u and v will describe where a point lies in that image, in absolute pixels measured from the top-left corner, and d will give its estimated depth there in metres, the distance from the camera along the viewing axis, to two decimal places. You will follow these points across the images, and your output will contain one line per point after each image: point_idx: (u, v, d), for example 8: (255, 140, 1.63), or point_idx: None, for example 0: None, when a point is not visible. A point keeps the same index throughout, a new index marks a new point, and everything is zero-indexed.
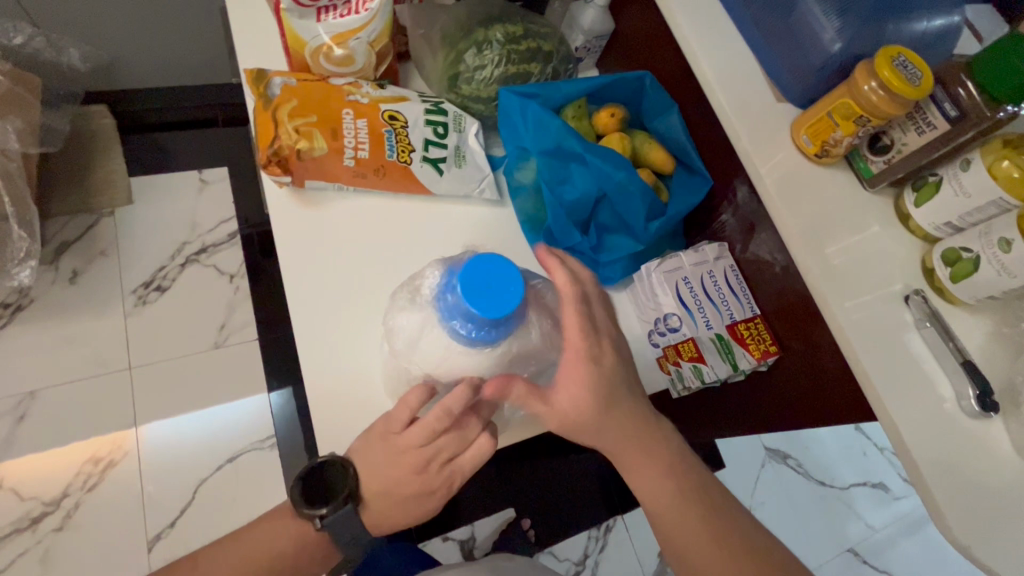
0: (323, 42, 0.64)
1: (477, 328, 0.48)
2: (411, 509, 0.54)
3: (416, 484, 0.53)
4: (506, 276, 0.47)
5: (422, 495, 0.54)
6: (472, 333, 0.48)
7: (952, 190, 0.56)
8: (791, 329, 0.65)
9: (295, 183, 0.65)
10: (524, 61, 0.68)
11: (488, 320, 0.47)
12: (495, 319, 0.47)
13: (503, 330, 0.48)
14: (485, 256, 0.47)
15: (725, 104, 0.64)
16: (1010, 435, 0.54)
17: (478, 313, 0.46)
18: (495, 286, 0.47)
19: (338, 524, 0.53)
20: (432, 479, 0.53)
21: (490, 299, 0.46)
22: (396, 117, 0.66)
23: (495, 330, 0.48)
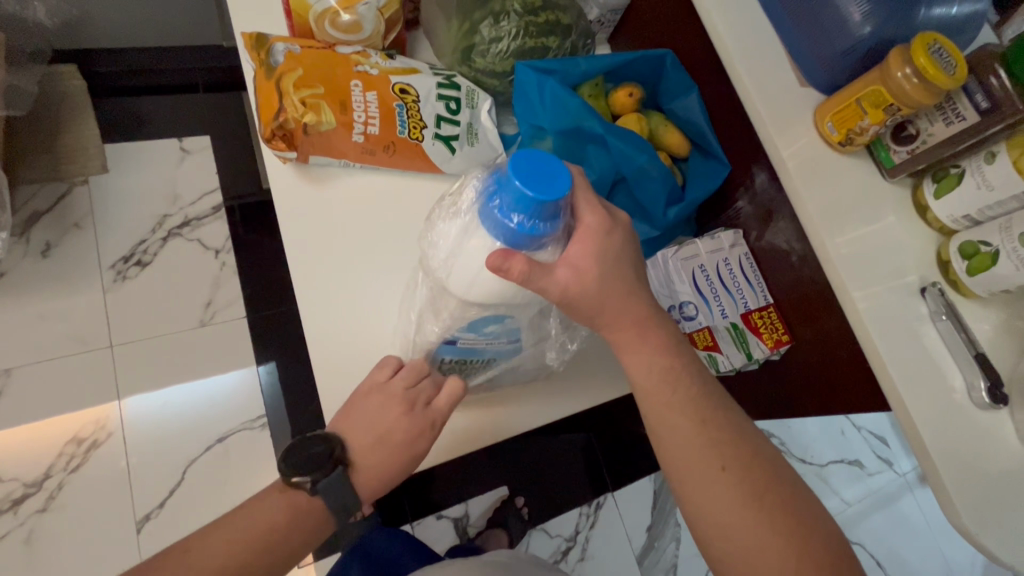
0: (330, 6, 0.60)
1: (528, 219, 0.42)
2: (400, 459, 0.54)
3: (402, 432, 0.54)
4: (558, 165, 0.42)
5: (411, 440, 0.54)
6: (520, 225, 0.42)
7: (975, 183, 0.56)
8: (805, 318, 0.65)
9: (300, 159, 0.61)
10: (542, 35, 0.65)
11: (539, 206, 0.41)
12: (547, 206, 0.41)
13: (554, 226, 0.43)
14: (534, 148, 0.42)
15: (749, 86, 0.62)
16: (1016, 426, 0.55)
17: (529, 194, 0.40)
18: (547, 173, 0.41)
19: (332, 491, 0.51)
20: (416, 423, 0.54)
21: (543, 181, 0.41)
22: (407, 91, 0.62)
23: (546, 223, 0.42)
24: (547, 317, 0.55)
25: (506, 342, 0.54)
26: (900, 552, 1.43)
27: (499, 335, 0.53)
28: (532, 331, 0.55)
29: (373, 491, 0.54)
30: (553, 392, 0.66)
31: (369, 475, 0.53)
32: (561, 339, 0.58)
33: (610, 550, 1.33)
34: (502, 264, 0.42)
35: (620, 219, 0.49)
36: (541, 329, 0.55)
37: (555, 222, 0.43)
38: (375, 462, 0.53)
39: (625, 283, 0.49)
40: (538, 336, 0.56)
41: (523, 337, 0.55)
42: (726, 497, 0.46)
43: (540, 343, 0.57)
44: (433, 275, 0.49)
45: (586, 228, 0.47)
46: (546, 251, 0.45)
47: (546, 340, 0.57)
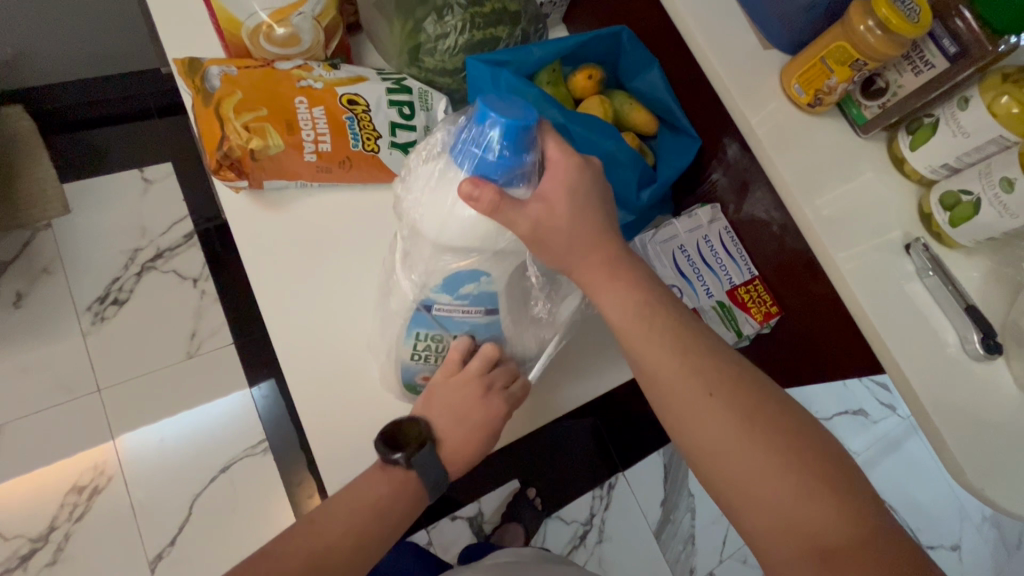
0: (261, 20, 0.57)
1: (500, 147, 0.42)
2: (481, 441, 0.53)
3: (479, 422, 0.52)
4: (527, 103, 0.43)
5: (491, 424, 0.53)
6: (493, 152, 0.42)
7: (951, 131, 0.55)
8: (793, 288, 0.63)
9: (253, 187, 0.58)
10: (490, 25, 0.61)
11: (513, 134, 0.41)
12: (521, 133, 0.42)
13: (527, 158, 0.43)
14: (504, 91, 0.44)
15: (709, 55, 0.60)
16: (1013, 373, 0.54)
17: (502, 118, 0.41)
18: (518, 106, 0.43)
19: (425, 471, 0.51)
20: (492, 406, 0.53)
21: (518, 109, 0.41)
22: (356, 101, 0.59)
23: (519, 151, 0.42)
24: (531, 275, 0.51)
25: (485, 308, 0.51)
26: (911, 494, 1.45)
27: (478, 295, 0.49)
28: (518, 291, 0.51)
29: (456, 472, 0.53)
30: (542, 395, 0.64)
31: (455, 459, 0.52)
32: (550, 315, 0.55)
33: (627, 528, 1.34)
34: (473, 191, 0.41)
35: (593, 163, 0.47)
36: (522, 291, 0.52)
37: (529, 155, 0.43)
38: (458, 445, 0.52)
39: (606, 278, 0.47)
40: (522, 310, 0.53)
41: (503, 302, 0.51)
42: (723, 429, 0.44)
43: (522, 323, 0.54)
44: (405, 218, 0.48)
45: (552, 234, 0.45)
46: (519, 189, 0.45)
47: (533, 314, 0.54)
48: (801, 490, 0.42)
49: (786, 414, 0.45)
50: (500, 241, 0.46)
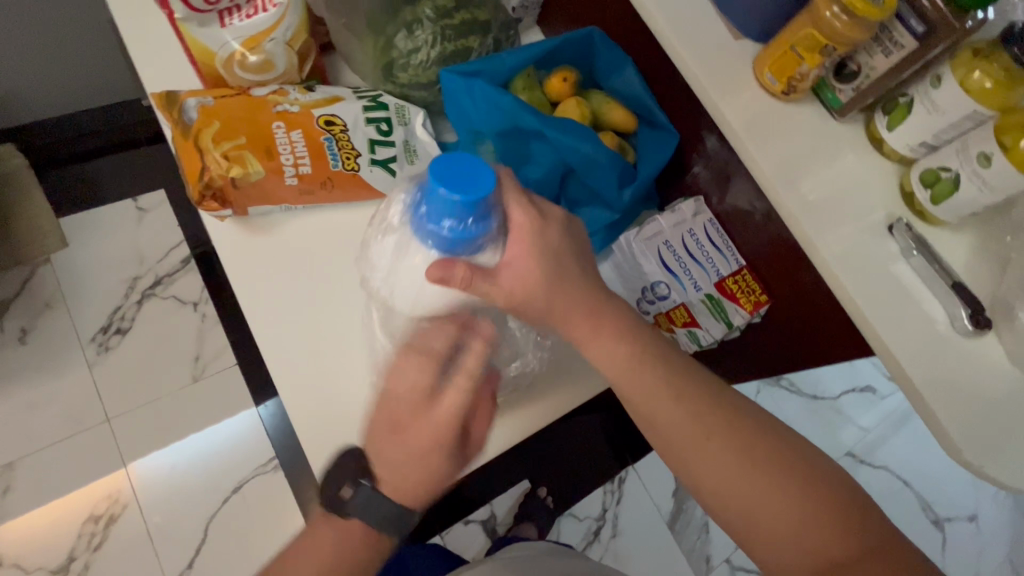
0: (234, 49, 0.57)
1: (459, 221, 0.42)
2: (420, 467, 0.47)
3: (412, 447, 0.47)
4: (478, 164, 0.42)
5: (428, 453, 0.47)
6: (451, 228, 0.42)
7: (925, 110, 0.55)
8: (781, 275, 0.63)
9: (238, 214, 0.59)
10: (461, 36, 0.62)
11: (466, 209, 0.41)
12: (475, 208, 0.41)
13: (487, 226, 0.43)
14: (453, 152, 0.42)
15: (680, 51, 0.60)
16: (1004, 347, 0.54)
17: (456, 198, 0.40)
18: (468, 172, 0.41)
19: (367, 509, 0.48)
20: (418, 428, 0.47)
21: (467, 183, 0.41)
22: (333, 122, 0.60)
23: (478, 220, 0.42)
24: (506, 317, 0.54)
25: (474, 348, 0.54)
26: (923, 467, 1.46)
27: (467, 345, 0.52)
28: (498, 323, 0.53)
29: (411, 498, 0.48)
30: (533, 399, 0.62)
31: (404, 487, 0.48)
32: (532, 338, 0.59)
33: (641, 520, 1.34)
34: (444, 274, 0.44)
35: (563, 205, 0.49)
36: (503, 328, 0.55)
37: (488, 222, 0.43)
38: (397, 476, 0.47)
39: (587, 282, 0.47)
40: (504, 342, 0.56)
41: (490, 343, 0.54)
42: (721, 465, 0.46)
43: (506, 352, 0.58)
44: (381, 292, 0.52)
45: (527, 247, 0.45)
46: (486, 254, 0.46)
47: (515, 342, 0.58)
48: (797, 522, 0.44)
49: (779, 444, 0.46)
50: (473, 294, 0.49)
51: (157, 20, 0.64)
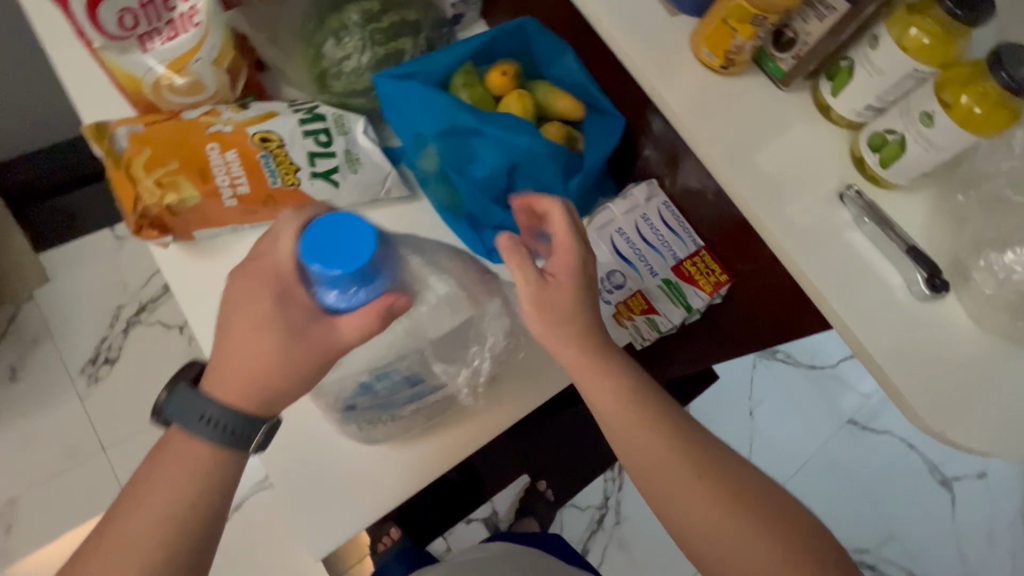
0: (159, 73, 0.56)
1: (343, 289, 0.43)
2: (250, 349, 0.44)
3: (242, 330, 0.44)
4: (355, 233, 0.42)
5: (257, 334, 0.44)
6: (342, 295, 0.44)
7: (866, 72, 0.53)
8: (738, 253, 0.62)
9: (181, 238, 0.59)
10: (391, 40, 0.61)
11: (346, 279, 0.42)
12: (354, 275, 0.42)
13: (378, 282, 0.44)
14: (329, 220, 0.41)
15: (614, 34, 0.58)
16: (965, 309, 0.53)
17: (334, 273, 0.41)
18: (346, 243, 0.41)
19: (194, 409, 0.44)
20: (249, 308, 0.44)
21: (335, 257, 0.41)
22: (269, 138, 0.59)
23: (362, 288, 0.43)
24: (419, 271, 0.52)
25: (406, 352, 0.53)
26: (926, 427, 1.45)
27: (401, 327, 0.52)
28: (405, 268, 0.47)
29: (243, 387, 0.44)
30: (493, 406, 0.62)
31: (234, 376, 0.44)
32: (466, 312, 0.55)
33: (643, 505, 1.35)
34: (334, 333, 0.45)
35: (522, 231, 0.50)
36: (427, 299, 0.52)
37: (377, 277, 0.44)
38: (227, 366, 0.44)
39: None
40: (443, 326, 0.53)
41: (421, 323, 0.52)
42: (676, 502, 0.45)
43: (447, 352, 0.55)
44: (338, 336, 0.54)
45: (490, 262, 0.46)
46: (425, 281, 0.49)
47: (457, 333, 0.55)
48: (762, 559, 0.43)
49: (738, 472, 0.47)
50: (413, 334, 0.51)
51: (80, 51, 0.63)
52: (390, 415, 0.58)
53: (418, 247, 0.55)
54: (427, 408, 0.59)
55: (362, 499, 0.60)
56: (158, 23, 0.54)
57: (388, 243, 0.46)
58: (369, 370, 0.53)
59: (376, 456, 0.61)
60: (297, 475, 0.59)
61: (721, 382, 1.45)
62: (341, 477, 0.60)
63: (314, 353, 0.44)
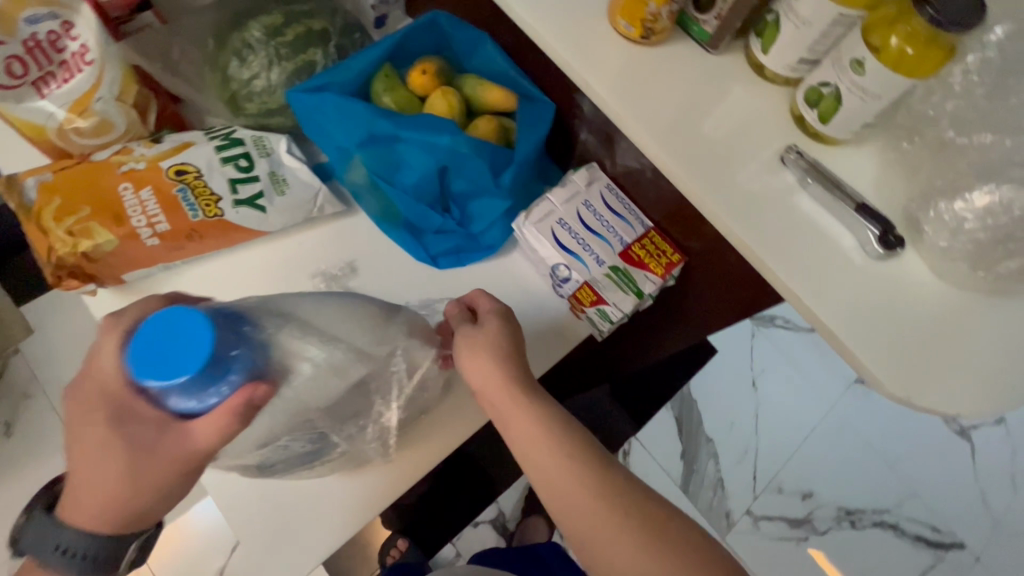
0: (61, 118, 0.54)
1: (193, 393, 0.38)
2: (96, 472, 0.42)
3: (87, 450, 0.42)
4: (191, 331, 0.36)
5: (99, 457, 0.41)
6: (191, 400, 0.38)
7: (793, 24, 0.49)
8: (687, 230, 0.59)
9: (109, 283, 0.58)
10: (299, 52, 0.59)
11: (190, 381, 0.36)
12: (200, 373, 0.37)
13: (233, 374, 0.38)
14: (163, 316, 0.36)
15: (526, 16, 0.55)
16: (925, 262, 0.50)
17: (181, 378, 0.36)
18: (180, 346, 0.36)
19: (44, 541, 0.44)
20: (89, 431, 0.41)
21: (167, 362, 0.36)
22: (185, 170, 0.57)
23: (213, 388, 0.38)
24: (283, 342, 0.45)
25: (296, 421, 0.47)
26: None
27: (276, 403, 0.45)
28: (258, 357, 0.41)
29: (98, 509, 0.43)
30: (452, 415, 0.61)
31: (88, 499, 0.43)
32: (359, 374, 0.50)
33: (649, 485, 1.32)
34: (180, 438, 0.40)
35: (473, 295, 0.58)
36: (301, 372, 0.45)
37: (231, 368, 0.38)
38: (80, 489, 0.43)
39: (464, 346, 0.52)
40: (331, 395, 0.48)
41: (302, 393, 0.46)
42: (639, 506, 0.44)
43: (347, 412, 0.51)
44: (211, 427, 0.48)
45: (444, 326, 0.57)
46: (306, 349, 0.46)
47: (351, 394, 0.50)
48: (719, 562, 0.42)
49: None
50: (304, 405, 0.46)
51: None
52: (321, 460, 0.55)
53: (287, 311, 0.48)
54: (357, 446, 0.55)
55: (330, 525, 0.59)
56: (50, 65, 0.52)
57: (236, 328, 0.41)
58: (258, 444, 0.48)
59: (338, 479, 0.59)
60: (263, 506, 0.59)
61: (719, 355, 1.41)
62: (305, 506, 0.59)
63: (164, 468, 0.41)
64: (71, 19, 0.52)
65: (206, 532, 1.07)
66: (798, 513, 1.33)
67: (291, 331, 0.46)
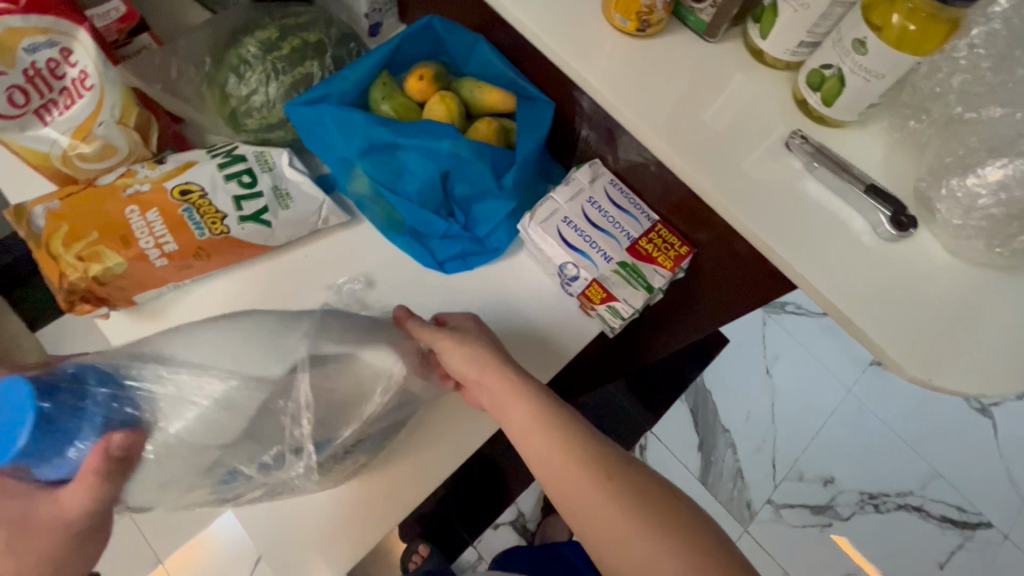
0: (64, 144, 0.55)
1: (55, 450, 0.41)
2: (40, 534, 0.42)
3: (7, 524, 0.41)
4: (11, 401, 0.40)
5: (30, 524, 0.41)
6: (52, 464, 0.41)
7: (791, 7, 0.48)
8: (693, 222, 0.59)
9: (120, 305, 0.58)
10: (296, 65, 0.59)
11: (34, 442, 0.39)
12: (44, 432, 0.40)
13: (88, 427, 0.42)
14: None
15: (520, 15, 0.55)
16: (939, 241, 0.49)
17: (20, 443, 0.39)
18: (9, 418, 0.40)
19: None
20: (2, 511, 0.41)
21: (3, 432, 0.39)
22: (189, 189, 0.57)
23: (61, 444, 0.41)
24: (149, 390, 0.44)
25: (204, 463, 0.45)
26: None
27: (164, 450, 0.44)
28: (115, 411, 0.43)
29: None
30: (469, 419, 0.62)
31: None
32: (254, 403, 0.45)
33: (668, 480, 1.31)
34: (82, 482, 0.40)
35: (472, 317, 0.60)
36: (184, 412, 0.43)
37: (83, 423, 0.42)
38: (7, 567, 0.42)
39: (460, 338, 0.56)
40: (232, 426, 0.44)
41: (191, 435, 0.44)
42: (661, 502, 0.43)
43: (267, 435, 0.47)
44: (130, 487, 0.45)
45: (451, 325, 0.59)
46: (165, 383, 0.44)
47: (253, 427, 0.46)
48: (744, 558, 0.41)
49: None
50: (199, 437, 0.44)
51: None
52: (330, 475, 0.54)
53: (165, 351, 0.46)
54: (368, 443, 0.55)
55: (349, 538, 0.58)
56: (51, 93, 0.52)
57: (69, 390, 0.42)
58: (184, 488, 0.46)
59: (356, 489, 0.59)
60: (283, 522, 0.58)
61: (731, 344, 1.40)
62: (324, 520, 0.59)
63: None
64: (68, 44, 0.51)
65: (232, 544, 1.09)
66: (820, 499, 1.32)
67: (158, 375, 0.44)
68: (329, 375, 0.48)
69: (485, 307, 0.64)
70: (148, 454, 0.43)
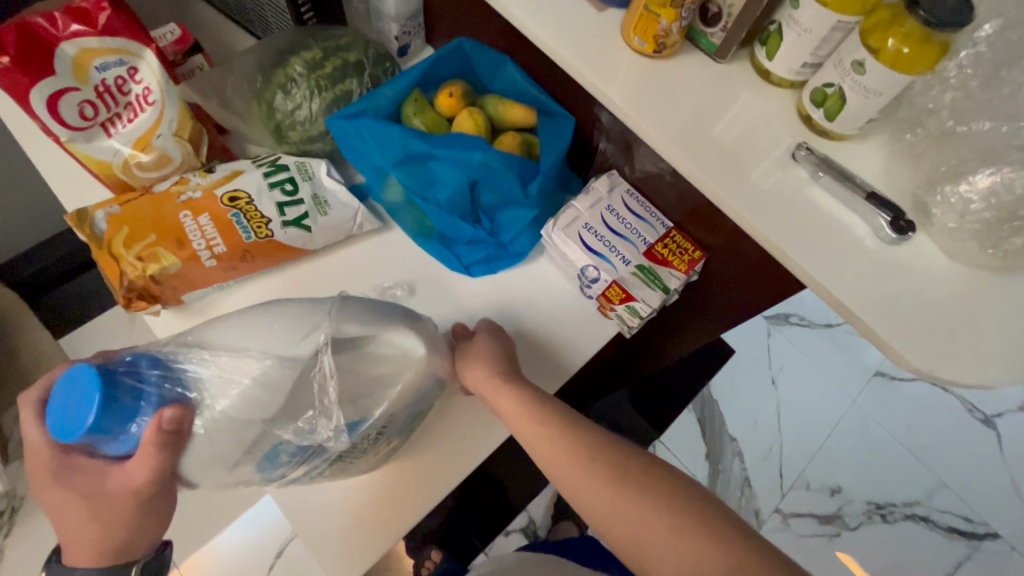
0: (126, 154, 0.60)
1: (122, 424, 0.44)
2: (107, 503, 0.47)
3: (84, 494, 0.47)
4: (78, 381, 0.43)
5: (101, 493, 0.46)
6: (119, 439, 0.45)
7: (795, 32, 0.53)
8: (706, 228, 0.63)
9: (171, 304, 0.62)
10: (337, 83, 0.64)
11: (103, 421, 0.43)
12: (111, 411, 0.43)
13: (147, 405, 0.45)
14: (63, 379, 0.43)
15: (547, 38, 0.59)
16: (937, 244, 0.53)
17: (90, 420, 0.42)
18: (77, 397, 0.43)
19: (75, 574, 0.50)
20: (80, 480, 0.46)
21: (74, 411, 0.42)
22: (237, 196, 0.61)
23: (126, 419, 0.44)
24: (194, 370, 0.46)
25: (250, 438, 0.47)
26: None
27: (211, 425, 0.46)
28: (167, 390, 0.46)
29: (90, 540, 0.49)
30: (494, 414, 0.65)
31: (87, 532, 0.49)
32: (288, 380, 0.46)
33: None
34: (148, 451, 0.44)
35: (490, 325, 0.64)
36: (229, 389, 0.46)
37: (143, 401, 0.45)
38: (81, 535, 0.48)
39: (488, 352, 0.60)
40: (267, 407, 0.46)
41: (236, 412, 0.46)
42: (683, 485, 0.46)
43: (300, 409, 0.48)
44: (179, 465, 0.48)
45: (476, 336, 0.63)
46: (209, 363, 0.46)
47: (289, 403, 0.47)
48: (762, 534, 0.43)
49: None
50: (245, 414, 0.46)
51: (49, 145, 0.66)
52: (366, 461, 0.57)
53: (204, 336, 0.48)
54: (399, 429, 0.56)
55: (380, 527, 0.61)
56: (117, 107, 0.58)
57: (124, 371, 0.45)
58: (231, 468, 0.49)
59: (388, 480, 0.62)
60: (316, 511, 0.61)
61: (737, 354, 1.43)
62: (355, 510, 0.61)
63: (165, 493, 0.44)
64: (135, 64, 0.57)
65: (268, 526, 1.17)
66: (828, 509, 1.34)
67: (200, 357, 0.46)
68: (357, 357, 0.50)
69: (509, 309, 0.68)
70: (199, 429, 0.46)
